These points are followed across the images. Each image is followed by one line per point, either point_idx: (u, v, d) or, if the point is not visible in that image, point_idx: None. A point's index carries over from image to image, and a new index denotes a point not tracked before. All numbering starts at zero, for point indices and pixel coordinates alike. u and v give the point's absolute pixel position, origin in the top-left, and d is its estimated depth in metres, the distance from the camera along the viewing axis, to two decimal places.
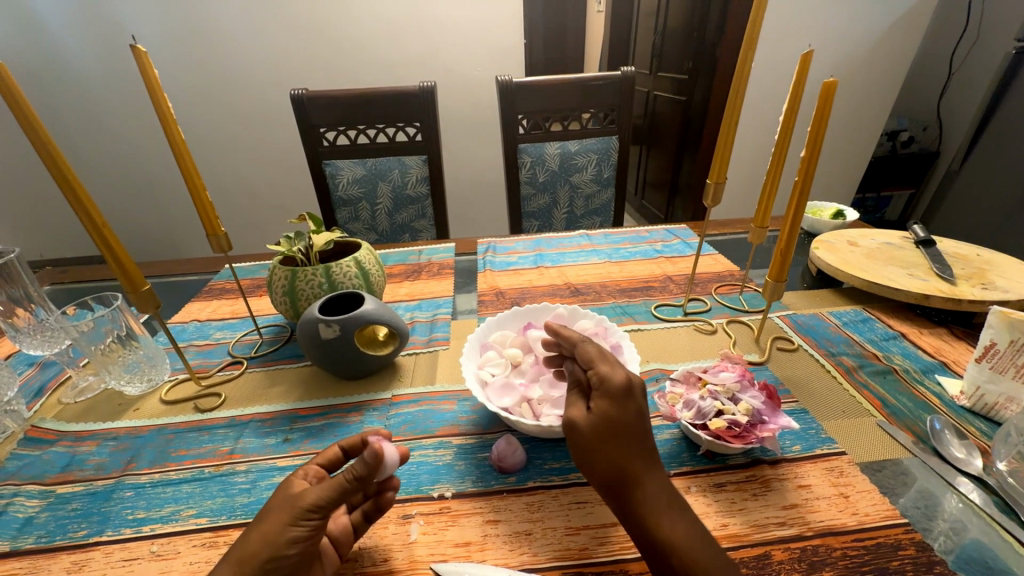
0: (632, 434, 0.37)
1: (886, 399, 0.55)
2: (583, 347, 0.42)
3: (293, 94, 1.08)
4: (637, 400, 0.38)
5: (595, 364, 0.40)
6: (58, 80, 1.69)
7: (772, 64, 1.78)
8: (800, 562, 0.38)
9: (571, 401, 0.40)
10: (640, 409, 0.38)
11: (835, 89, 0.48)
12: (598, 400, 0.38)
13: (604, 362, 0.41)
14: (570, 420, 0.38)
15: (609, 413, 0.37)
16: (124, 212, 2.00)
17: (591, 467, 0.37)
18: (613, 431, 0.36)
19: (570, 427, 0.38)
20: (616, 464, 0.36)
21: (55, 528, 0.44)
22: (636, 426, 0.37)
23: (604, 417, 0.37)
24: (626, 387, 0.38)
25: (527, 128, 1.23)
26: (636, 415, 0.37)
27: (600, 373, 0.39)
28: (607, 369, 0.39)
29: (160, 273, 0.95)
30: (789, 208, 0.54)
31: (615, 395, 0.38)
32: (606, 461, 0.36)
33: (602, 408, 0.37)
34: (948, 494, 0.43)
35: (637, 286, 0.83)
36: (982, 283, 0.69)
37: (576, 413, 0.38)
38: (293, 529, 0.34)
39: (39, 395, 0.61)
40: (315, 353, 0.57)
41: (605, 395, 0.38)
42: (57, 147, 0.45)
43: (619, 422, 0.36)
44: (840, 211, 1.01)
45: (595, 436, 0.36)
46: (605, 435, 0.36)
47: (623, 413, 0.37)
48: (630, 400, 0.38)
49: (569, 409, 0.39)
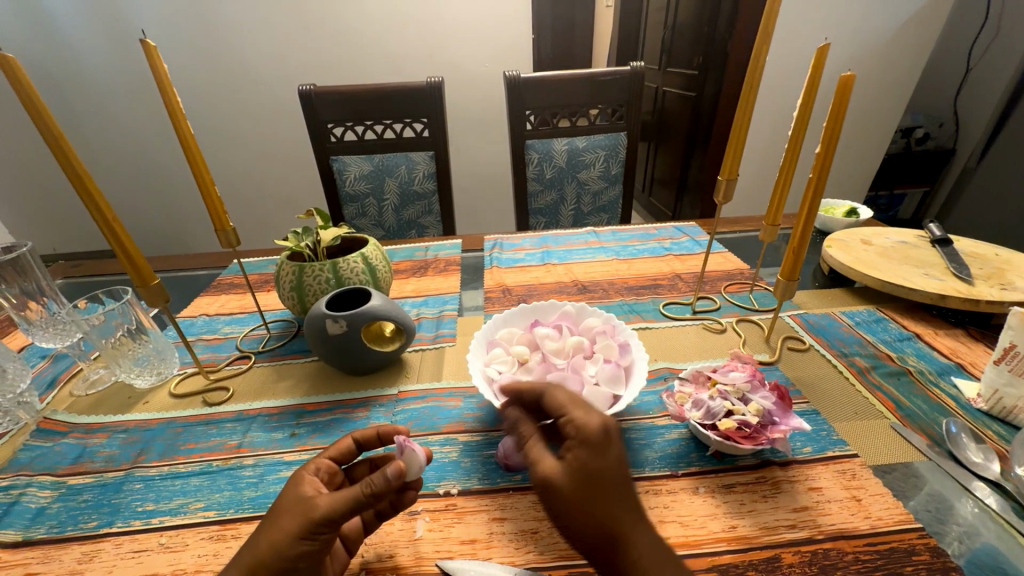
0: (615, 485, 0.32)
1: (901, 402, 0.54)
2: (554, 393, 0.39)
3: (301, 90, 1.08)
4: (617, 445, 0.34)
5: (566, 411, 0.37)
6: (70, 75, 1.71)
7: (784, 59, 1.75)
8: (811, 566, 0.37)
9: (541, 453, 0.35)
10: (622, 454, 0.34)
11: (853, 83, 0.47)
12: (572, 449, 0.34)
13: (577, 408, 0.37)
14: (544, 476, 0.34)
15: (587, 463, 0.33)
16: (134, 207, 2.02)
17: (573, 528, 0.33)
18: (591, 485, 0.32)
19: (545, 484, 0.34)
20: (599, 521, 0.32)
21: (66, 518, 0.45)
22: (618, 476, 0.33)
23: (581, 469, 0.33)
24: (602, 433, 0.34)
25: (535, 124, 1.22)
26: (617, 464, 0.33)
27: (574, 421, 0.35)
28: (580, 415, 0.36)
29: (169, 267, 0.96)
30: (803, 206, 0.53)
31: (589, 444, 0.34)
32: (588, 519, 0.32)
33: (577, 459, 0.33)
34: (963, 498, 0.43)
35: (645, 284, 0.82)
36: (1001, 284, 0.68)
37: (549, 467, 0.34)
38: (302, 543, 0.34)
39: (51, 387, 0.62)
40: (322, 348, 0.57)
41: (578, 445, 0.34)
42: (66, 139, 0.45)
43: (598, 473, 0.32)
44: (854, 209, 0.99)
45: (574, 491, 0.32)
46: (583, 492, 0.32)
47: (600, 463, 0.33)
48: (609, 445, 0.34)
49: (542, 464, 0.35)
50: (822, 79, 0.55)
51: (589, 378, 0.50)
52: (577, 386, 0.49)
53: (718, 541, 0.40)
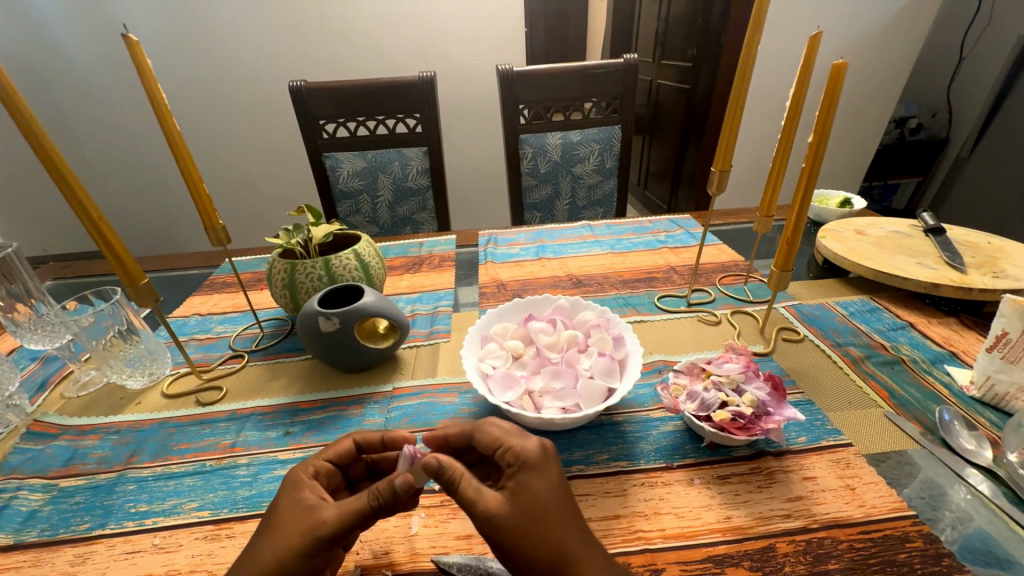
0: (559, 506, 0.34)
1: (894, 390, 0.54)
2: (488, 426, 0.39)
3: (292, 85, 1.07)
4: (556, 466, 0.36)
5: (503, 441, 0.38)
6: (55, 73, 1.68)
7: (778, 49, 1.74)
8: (806, 555, 0.38)
9: (483, 488, 0.35)
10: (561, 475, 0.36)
11: (845, 72, 0.46)
12: (514, 475, 0.36)
13: (513, 437, 0.38)
14: (489, 509, 0.34)
15: (531, 485, 0.35)
16: (125, 208, 2.00)
17: (521, 561, 0.32)
18: (537, 506, 0.34)
19: (489, 518, 0.33)
20: (550, 545, 0.32)
21: (58, 521, 0.44)
22: (558, 495, 0.35)
23: (527, 493, 0.34)
24: (541, 455, 0.36)
25: (529, 118, 1.21)
26: (558, 487, 0.35)
27: (513, 448, 0.37)
28: (517, 443, 0.37)
29: (160, 267, 0.95)
30: (796, 195, 0.52)
31: (533, 466, 0.36)
32: (539, 545, 0.32)
33: (521, 483, 0.35)
34: (955, 485, 0.43)
35: (640, 277, 0.82)
36: (993, 272, 0.68)
37: (492, 500, 0.34)
38: (307, 557, 0.33)
39: (42, 389, 0.62)
40: (316, 346, 0.57)
41: (520, 468, 0.36)
42: (40, 127, 0.44)
43: (541, 495, 0.34)
44: (848, 200, 0.99)
45: (521, 516, 0.33)
46: (530, 516, 0.33)
47: (542, 483, 0.35)
48: (550, 467, 0.36)
49: (483, 498, 0.34)
50: (814, 68, 0.54)
51: (584, 371, 0.50)
52: (572, 379, 0.49)
53: (713, 532, 0.40)
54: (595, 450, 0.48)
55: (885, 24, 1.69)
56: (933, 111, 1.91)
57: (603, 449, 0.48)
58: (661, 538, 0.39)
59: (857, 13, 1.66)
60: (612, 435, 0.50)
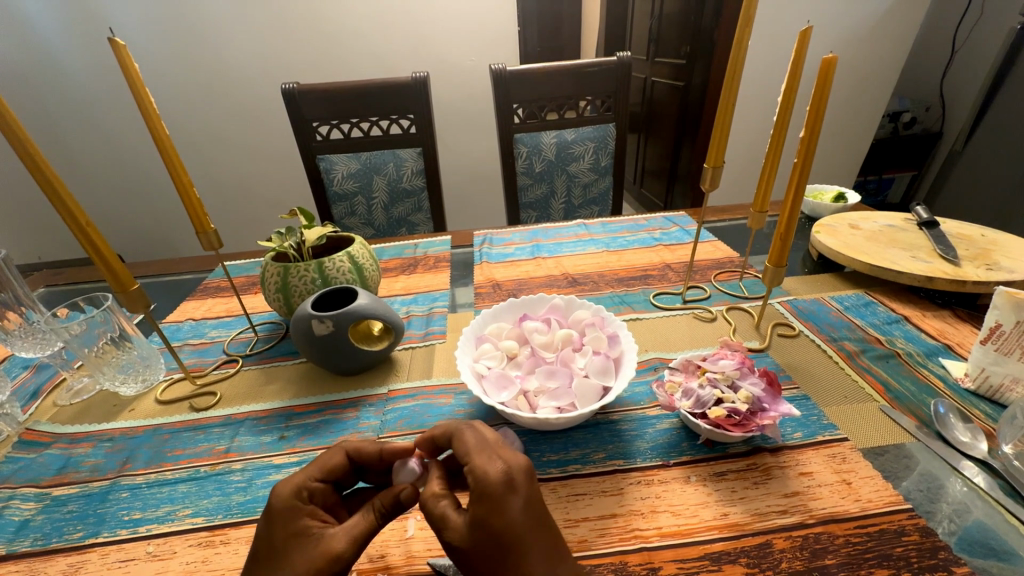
0: (524, 540, 0.30)
1: (889, 383, 0.54)
2: (461, 437, 0.36)
3: (284, 88, 1.06)
4: (523, 492, 0.31)
5: (469, 459, 0.34)
6: (44, 78, 1.67)
7: (771, 45, 1.74)
8: (803, 551, 0.37)
9: (446, 512, 0.33)
10: (533, 500, 0.32)
11: (835, 66, 0.46)
12: (473, 503, 0.32)
13: (482, 454, 0.34)
14: (451, 537, 0.32)
15: (487, 518, 0.31)
16: (119, 212, 2.00)
17: None
18: (495, 543, 0.30)
19: (451, 544, 0.32)
20: None
21: (50, 530, 0.44)
22: (522, 530, 0.30)
23: (484, 528, 0.30)
24: (502, 483, 0.31)
25: (523, 117, 1.21)
26: (521, 520, 0.30)
27: (473, 468, 0.33)
28: (480, 463, 0.33)
29: (154, 272, 0.94)
30: (789, 190, 0.52)
31: (488, 498, 0.31)
32: None
33: (478, 514, 0.31)
34: (952, 477, 0.43)
35: (636, 275, 0.81)
36: (987, 265, 0.68)
37: (454, 526, 0.32)
38: None
39: (34, 397, 0.61)
40: (309, 350, 0.56)
41: (477, 497, 0.31)
42: (28, 135, 0.43)
43: (500, 529, 0.30)
44: (842, 194, 0.99)
45: (478, 549, 0.30)
46: (487, 553, 0.30)
47: (501, 517, 0.30)
48: (512, 496, 0.31)
49: (447, 523, 0.32)
50: (803, 64, 0.54)
51: (579, 370, 0.50)
52: (567, 378, 0.49)
53: (710, 530, 0.40)
54: (591, 449, 0.48)
55: (876, 20, 1.70)
56: (927, 105, 1.92)
57: (599, 448, 0.48)
58: (657, 535, 0.39)
59: (847, 8, 1.67)
60: (608, 434, 0.50)
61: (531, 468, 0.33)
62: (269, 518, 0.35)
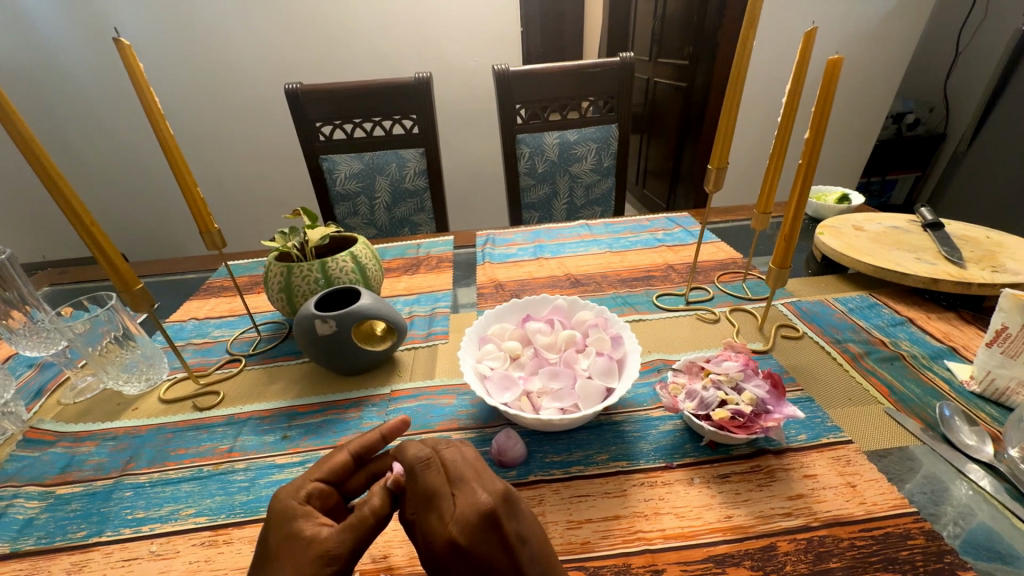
0: None
1: (894, 386, 0.54)
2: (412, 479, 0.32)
3: (288, 88, 1.06)
4: (477, 551, 0.28)
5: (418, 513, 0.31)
6: (47, 76, 1.68)
7: (774, 47, 1.74)
8: (807, 554, 0.37)
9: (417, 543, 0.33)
10: (487, 556, 0.28)
11: (841, 66, 0.46)
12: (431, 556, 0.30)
13: (433, 506, 0.31)
14: None
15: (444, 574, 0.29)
16: (122, 212, 2.00)
17: None
18: None
19: None
20: None
21: (55, 529, 0.44)
22: None
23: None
24: (446, 549, 0.29)
25: (526, 118, 1.21)
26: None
27: (424, 525, 0.30)
28: (430, 522, 0.30)
29: (157, 272, 0.94)
30: (794, 192, 0.52)
31: (437, 562, 0.29)
32: None
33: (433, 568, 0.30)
34: (957, 481, 0.42)
35: (638, 276, 0.81)
36: (992, 266, 0.68)
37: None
38: None
39: (39, 396, 0.62)
40: (312, 349, 0.56)
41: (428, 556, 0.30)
42: (30, 129, 0.43)
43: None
44: (846, 194, 0.99)
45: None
46: None
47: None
48: (463, 560, 0.29)
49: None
50: (809, 64, 0.54)
51: (582, 372, 0.50)
52: (570, 379, 0.48)
53: (713, 532, 0.39)
54: (594, 450, 0.48)
55: (879, 21, 1.70)
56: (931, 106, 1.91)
57: (602, 450, 0.48)
58: (660, 538, 0.39)
59: (849, 10, 1.67)
60: (611, 435, 0.50)
61: (480, 526, 0.29)
62: (269, 520, 0.34)
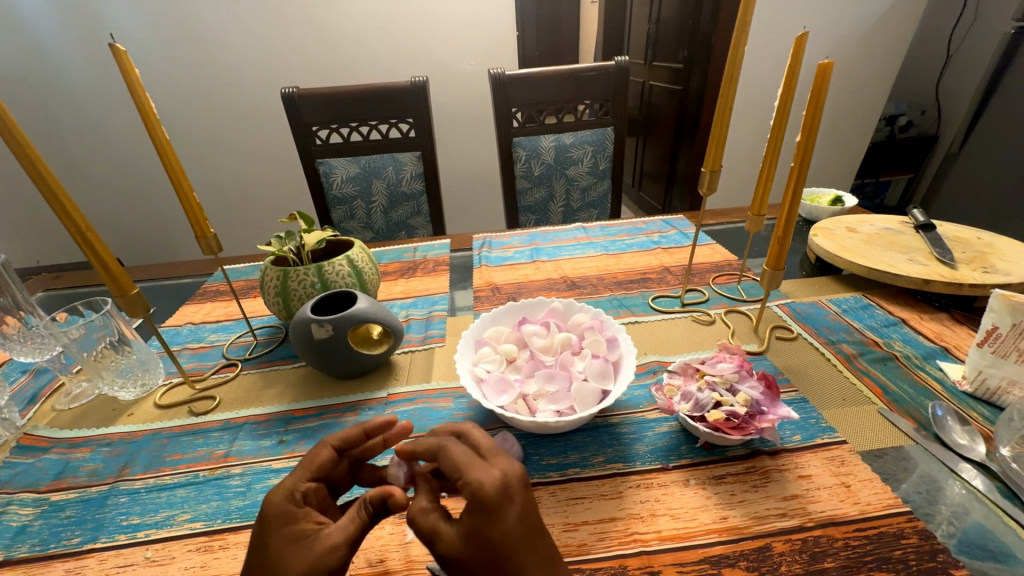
0: (520, 549, 0.30)
1: (887, 386, 0.54)
2: (452, 448, 0.34)
3: (284, 92, 1.07)
4: (518, 502, 0.31)
5: (462, 473, 0.32)
6: (41, 80, 1.67)
7: (768, 50, 1.75)
8: (802, 554, 0.37)
9: (439, 525, 0.32)
10: (529, 509, 0.31)
11: (830, 71, 0.46)
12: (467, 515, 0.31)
13: (475, 465, 0.33)
14: (447, 548, 0.31)
15: (484, 527, 0.30)
16: (117, 216, 1.99)
17: None
18: (491, 553, 0.29)
19: (446, 557, 0.31)
20: None
21: (49, 536, 0.44)
22: (518, 541, 0.30)
23: (481, 539, 0.30)
24: (500, 491, 0.31)
25: (522, 121, 1.23)
26: (521, 527, 0.30)
27: (467, 482, 0.32)
28: (473, 476, 0.32)
29: (153, 276, 0.94)
30: (786, 195, 0.52)
31: (488, 508, 0.30)
32: None
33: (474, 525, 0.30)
34: (950, 480, 0.43)
35: (634, 278, 0.82)
36: (984, 267, 0.69)
37: (446, 538, 0.31)
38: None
39: (33, 402, 0.61)
40: (308, 353, 0.56)
41: (474, 509, 0.30)
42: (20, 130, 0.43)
43: (495, 542, 0.30)
44: (839, 197, 1.00)
45: (473, 561, 0.30)
46: (484, 560, 0.30)
47: (499, 527, 0.30)
48: (508, 508, 0.30)
49: (439, 537, 0.32)
50: (800, 68, 0.54)
51: (578, 374, 0.50)
52: (566, 382, 0.49)
53: (710, 533, 0.40)
54: (591, 452, 0.48)
55: (871, 24, 1.72)
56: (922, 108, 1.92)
57: (598, 452, 0.48)
58: (657, 539, 0.39)
59: (842, 14, 1.69)
60: (607, 437, 0.50)
61: (524, 478, 0.32)
62: (262, 525, 0.33)
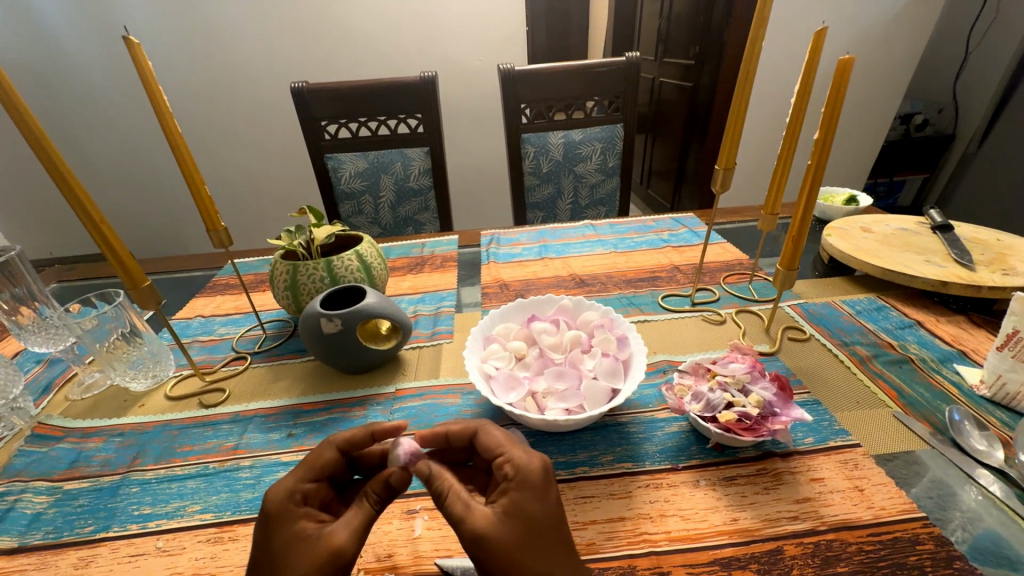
0: (554, 531, 0.32)
1: (903, 390, 0.53)
2: (493, 430, 0.38)
3: (293, 87, 1.07)
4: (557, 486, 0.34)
5: (506, 450, 0.36)
6: (54, 71, 1.68)
7: (782, 46, 1.72)
8: (814, 558, 0.37)
9: (473, 505, 0.33)
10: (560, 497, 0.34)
11: (851, 67, 0.45)
12: (510, 491, 0.34)
13: (516, 447, 0.36)
14: (478, 526, 0.32)
15: (527, 503, 0.33)
16: (127, 209, 2.01)
17: None
18: (529, 529, 0.32)
19: (476, 536, 0.32)
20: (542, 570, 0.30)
21: (62, 524, 0.44)
22: (555, 520, 0.33)
23: (521, 515, 0.32)
24: (542, 472, 0.34)
25: (530, 117, 1.21)
26: (557, 508, 0.33)
27: (513, 460, 0.35)
28: (515, 456, 0.35)
29: (164, 269, 0.95)
30: (801, 194, 0.52)
31: (532, 484, 0.33)
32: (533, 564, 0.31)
33: (516, 501, 0.33)
34: (966, 486, 0.42)
35: (643, 276, 0.81)
36: (1003, 269, 0.67)
37: (481, 516, 0.33)
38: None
39: (46, 391, 0.62)
40: (317, 347, 0.56)
41: (518, 485, 0.34)
42: (35, 119, 0.43)
43: (536, 517, 0.32)
44: (854, 196, 0.98)
45: (509, 536, 0.31)
46: (520, 536, 0.31)
47: (540, 504, 0.33)
48: (549, 488, 0.34)
49: (471, 515, 0.33)
50: (820, 61, 0.53)
51: (588, 372, 0.49)
52: (576, 379, 0.48)
53: (720, 534, 0.39)
54: (599, 451, 0.48)
55: (888, 20, 1.69)
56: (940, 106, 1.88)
57: (607, 451, 0.48)
58: (666, 540, 0.39)
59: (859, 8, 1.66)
60: (617, 437, 0.49)
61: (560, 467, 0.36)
62: (265, 526, 0.33)
